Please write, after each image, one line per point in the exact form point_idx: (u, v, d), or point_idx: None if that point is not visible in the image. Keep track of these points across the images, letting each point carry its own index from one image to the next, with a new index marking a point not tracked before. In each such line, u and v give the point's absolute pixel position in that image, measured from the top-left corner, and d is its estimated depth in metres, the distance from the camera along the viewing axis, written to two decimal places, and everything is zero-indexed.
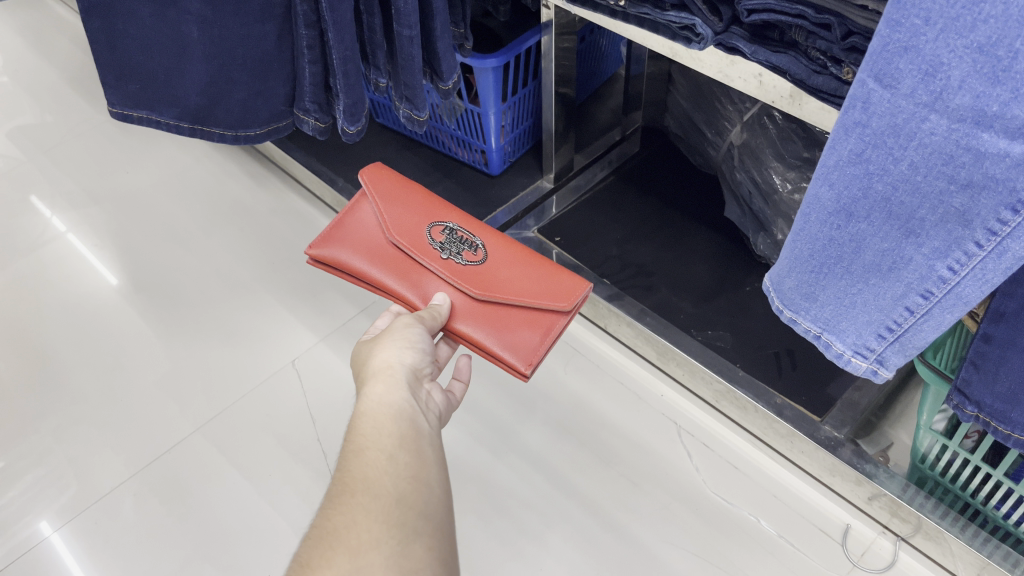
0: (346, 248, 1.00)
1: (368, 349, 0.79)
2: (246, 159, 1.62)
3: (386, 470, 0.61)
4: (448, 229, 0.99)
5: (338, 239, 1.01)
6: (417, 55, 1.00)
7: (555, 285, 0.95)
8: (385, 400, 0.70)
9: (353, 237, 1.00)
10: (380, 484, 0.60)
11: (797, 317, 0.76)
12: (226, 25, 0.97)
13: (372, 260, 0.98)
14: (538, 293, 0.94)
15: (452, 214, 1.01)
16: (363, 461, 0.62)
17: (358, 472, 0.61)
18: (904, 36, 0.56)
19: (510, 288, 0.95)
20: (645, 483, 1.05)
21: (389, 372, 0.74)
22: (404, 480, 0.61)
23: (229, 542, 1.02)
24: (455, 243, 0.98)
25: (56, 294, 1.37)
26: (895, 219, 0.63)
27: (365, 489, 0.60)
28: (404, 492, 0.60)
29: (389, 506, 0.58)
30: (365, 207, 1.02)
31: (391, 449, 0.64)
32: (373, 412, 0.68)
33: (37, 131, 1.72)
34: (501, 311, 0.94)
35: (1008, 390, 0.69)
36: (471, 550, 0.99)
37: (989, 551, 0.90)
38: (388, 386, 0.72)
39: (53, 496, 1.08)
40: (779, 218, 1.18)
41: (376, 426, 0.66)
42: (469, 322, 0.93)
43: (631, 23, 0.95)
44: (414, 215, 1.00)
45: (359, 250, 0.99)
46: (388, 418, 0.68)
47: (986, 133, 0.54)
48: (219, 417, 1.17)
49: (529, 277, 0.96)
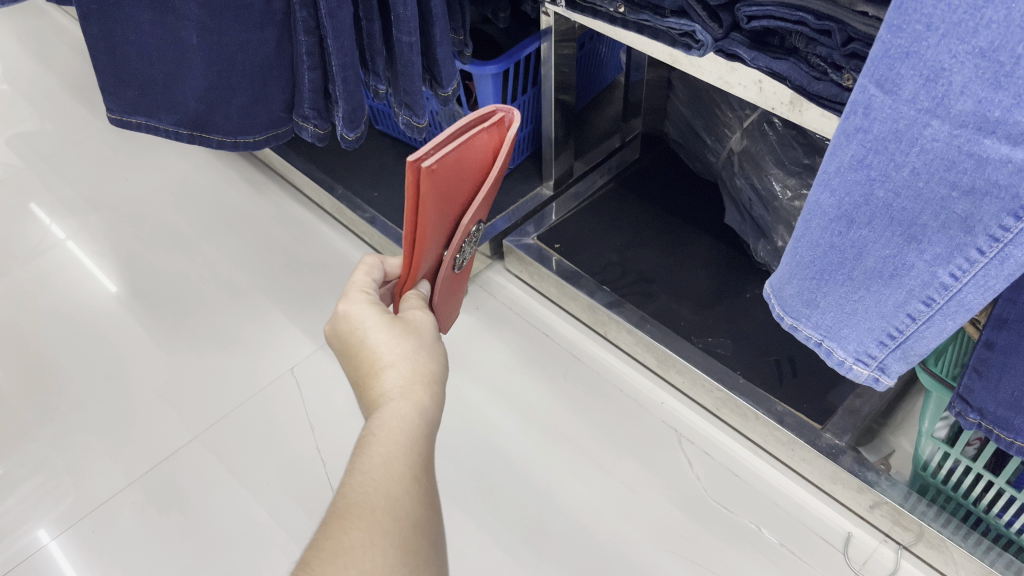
0: (434, 184, 0.67)
1: (405, 336, 0.73)
2: (245, 166, 1.62)
3: (409, 491, 0.60)
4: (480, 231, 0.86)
5: (440, 175, 0.67)
6: (416, 61, 0.99)
7: (454, 313, 0.98)
8: (420, 414, 0.67)
9: (450, 185, 0.70)
10: (401, 504, 0.59)
11: (799, 324, 0.76)
12: (226, 32, 0.97)
13: (436, 220, 0.72)
14: (448, 319, 0.95)
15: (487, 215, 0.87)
16: (389, 475, 0.60)
17: (381, 487, 0.59)
18: (905, 42, 0.56)
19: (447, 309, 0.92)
20: (646, 492, 1.04)
21: (431, 383, 0.70)
22: (423, 505, 0.60)
23: (227, 551, 1.01)
24: (470, 250, 0.86)
25: (55, 301, 1.36)
26: (896, 225, 0.62)
27: (388, 507, 0.58)
28: (423, 521, 0.59)
29: (409, 532, 0.57)
30: (485, 151, 0.73)
31: (419, 471, 0.62)
32: (407, 424, 0.65)
33: (37, 139, 1.71)
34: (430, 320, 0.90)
35: (1010, 398, 0.69)
36: (470, 559, 0.99)
37: (992, 559, 0.89)
38: (426, 399, 0.68)
39: (51, 504, 1.07)
40: (779, 224, 1.17)
41: (408, 440, 0.63)
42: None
43: (631, 29, 0.95)
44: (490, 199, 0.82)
45: (439, 195, 0.69)
46: (419, 433, 0.65)
47: (988, 139, 0.54)
48: (217, 425, 1.16)
49: (454, 301, 0.95)
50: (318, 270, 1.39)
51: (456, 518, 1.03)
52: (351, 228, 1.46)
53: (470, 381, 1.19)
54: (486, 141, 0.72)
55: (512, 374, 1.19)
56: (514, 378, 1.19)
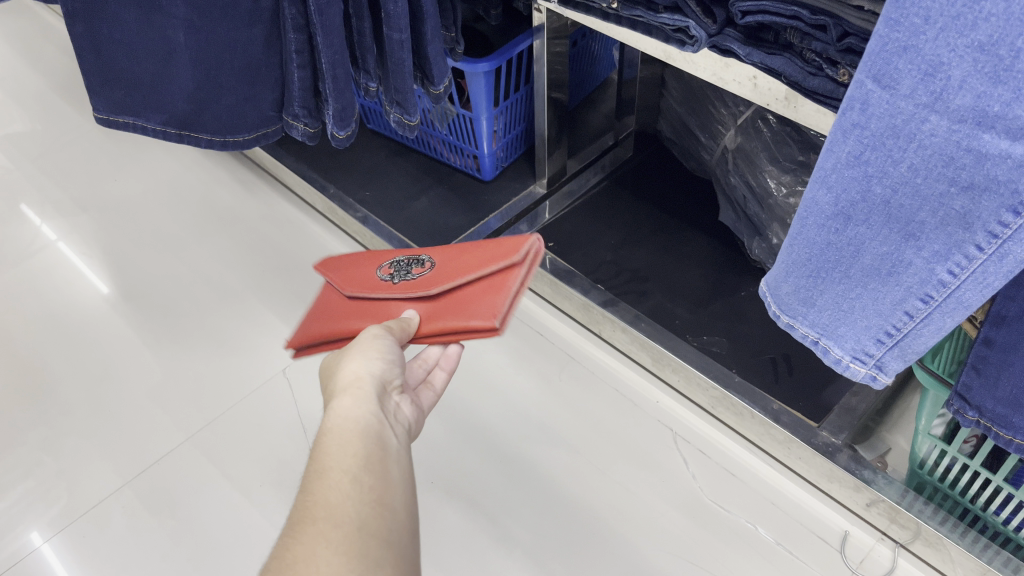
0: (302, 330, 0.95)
1: (336, 356, 0.76)
2: (236, 166, 1.61)
3: (349, 495, 0.59)
4: (396, 259, 0.93)
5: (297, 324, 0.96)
6: (407, 58, 0.98)
7: (496, 250, 0.84)
8: (349, 415, 0.67)
9: (308, 318, 0.96)
10: (342, 511, 0.57)
11: (795, 322, 0.75)
12: (214, 29, 0.95)
13: (324, 322, 0.92)
14: (482, 261, 0.84)
15: (396, 250, 0.96)
16: (326, 485, 0.59)
17: (319, 498, 0.58)
18: (903, 35, 0.55)
19: (459, 269, 0.85)
20: (643, 492, 1.03)
21: (358, 382, 0.71)
22: (368, 504, 0.59)
23: (219, 553, 1.00)
24: (404, 267, 0.91)
25: (45, 303, 1.34)
26: (894, 222, 0.62)
27: (327, 517, 0.57)
28: (367, 519, 0.58)
29: (351, 536, 0.56)
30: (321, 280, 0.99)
31: (358, 473, 0.61)
32: (336, 430, 0.65)
33: (25, 140, 1.69)
34: (458, 295, 0.84)
35: (1009, 395, 0.68)
36: (465, 560, 0.98)
37: (990, 557, 0.89)
38: (353, 396, 0.69)
39: (42, 508, 1.06)
40: (774, 222, 1.16)
41: (340, 446, 0.63)
42: (431, 320, 0.83)
43: (624, 25, 0.94)
44: (369, 259, 0.97)
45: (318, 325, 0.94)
46: (353, 436, 0.65)
47: (987, 134, 0.53)
48: (209, 427, 1.15)
49: (470, 254, 0.87)
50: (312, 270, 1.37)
51: (449, 518, 1.02)
52: (342, 228, 1.45)
53: (463, 382, 1.18)
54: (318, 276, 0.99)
55: (506, 374, 1.18)
56: (508, 378, 1.18)
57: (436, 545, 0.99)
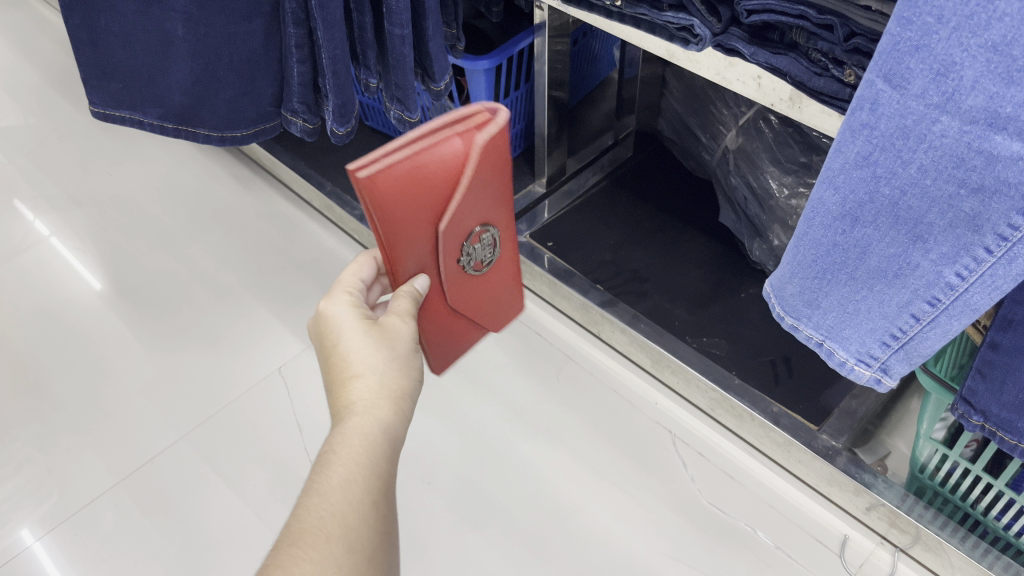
0: (385, 193, 0.66)
1: (379, 345, 0.69)
2: (233, 162, 1.59)
3: (368, 521, 0.58)
4: (488, 233, 0.79)
5: (390, 181, 0.66)
6: (408, 54, 0.97)
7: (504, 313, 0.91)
8: (381, 433, 0.64)
9: (396, 190, 0.66)
10: (357, 534, 0.57)
11: (799, 324, 0.75)
12: (213, 22, 0.94)
13: (407, 225, 0.69)
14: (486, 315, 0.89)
15: (503, 215, 0.79)
16: (348, 500, 0.58)
17: (338, 513, 0.58)
18: (915, 34, 0.54)
19: (478, 308, 0.86)
20: (640, 494, 1.02)
21: (398, 399, 0.67)
22: (379, 535, 0.59)
23: (211, 552, 0.99)
24: (479, 253, 0.80)
25: (38, 298, 1.33)
26: (902, 224, 0.61)
27: (343, 537, 0.56)
28: (375, 552, 0.58)
29: (361, 565, 0.56)
30: (454, 147, 0.68)
31: (377, 497, 0.60)
32: (369, 443, 0.63)
33: (19, 134, 1.68)
34: (454, 323, 0.85)
35: (1014, 399, 0.68)
36: (461, 561, 0.97)
37: (990, 563, 0.88)
38: (391, 415, 0.66)
39: (33, 506, 1.05)
40: (775, 223, 1.16)
41: (370, 463, 0.62)
42: (427, 328, 0.82)
43: (627, 23, 0.93)
44: (493, 202, 0.75)
45: (400, 210, 0.68)
46: (383, 456, 0.63)
47: (998, 136, 0.52)
48: (203, 424, 1.14)
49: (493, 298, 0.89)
50: (308, 267, 1.36)
51: (445, 518, 1.01)
52: (339, 225, 1.44)
53: (460, 382, 1.17)
54: (455, 144, 0.68)
55: (502, 374, 1.17)
56: (505, 378, 1.17)
57: (430, 545, 0.98)
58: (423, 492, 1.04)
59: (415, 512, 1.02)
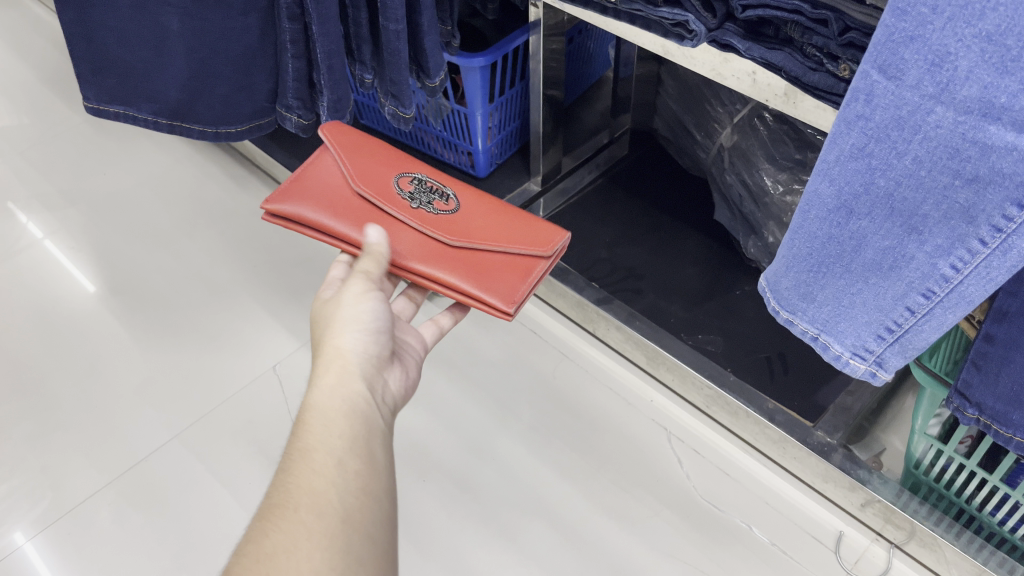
0: (296, 200, 0.94)
1: (323, 324, 0.76)
2: (227, 161, 1.59)
3: (335, 482, 0.60)
4: (418, 180, 0.96)
5: (292, 192, 0.95)
6: (403, 49, 0.97)
7: (534, 231, 0.92)
8: (336, 395, 0.68)
9: (308, 189, 0.95)
10: (327, 499, 0.59)
11: (795, 318, 0.74)
12: (209, 17, 0.94)
13: (326, 206, 0.93)
14: (515, 238, 0.91)
15: (421, 168, 0.98)
16: (311, 467, 0.61)
17: (304, 481, 0.60)
18: (910, 25, 0.54)
19: (486, 235, 0.91)
20: (636, 492, 1.02)
21: (342, 357, 0.72)
22: (352, 493, 0.60)
23: (204, 552, 0.98)
24: (426, 193, 0.94)
25: (31, 298, 1.32)
26: (897, 216, 0.61)
27: (311, 503, 0.58)
28: (350, 510, 0.59)
29: (334, 526, 0.58)
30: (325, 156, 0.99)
31: (344, 456, 0.63)
32: (321, 408, 0.66)
33: (12, 133, 1.67)
34: (475, 258, 0.91)
35: (1009, 392, 0.68)
36: (454, 559, 0.96)
37: (985, 558, 0.88)
38: (337, 376, 0.70)
39: (25, 507, 1.04)
40: (771, 220, 1.16)
41: (328, 425, 0.65)
42: (443, 267, 0.89)
43: (622, 20, 0.93)
44: (382, 165, 0.97)
45: (312, 203, 0.94)
46: (340, 416, 0.66)
47: (993, 126, 0.53)
48: (196, 423, 1.13)
49: (505, 225, 0.93)
50: (302, 265, 1.36)
51: (439, 516, 1.00)
52: None
53: (455, 379, 1.16)
54: (325, 154, 0.99)
55: (498, 371, 1.17)
56: (500, 375, 1.17)
57: (424, 543, 0.98)
58: (418, 490, 1.03)
59: (410, 511, 1.01)
